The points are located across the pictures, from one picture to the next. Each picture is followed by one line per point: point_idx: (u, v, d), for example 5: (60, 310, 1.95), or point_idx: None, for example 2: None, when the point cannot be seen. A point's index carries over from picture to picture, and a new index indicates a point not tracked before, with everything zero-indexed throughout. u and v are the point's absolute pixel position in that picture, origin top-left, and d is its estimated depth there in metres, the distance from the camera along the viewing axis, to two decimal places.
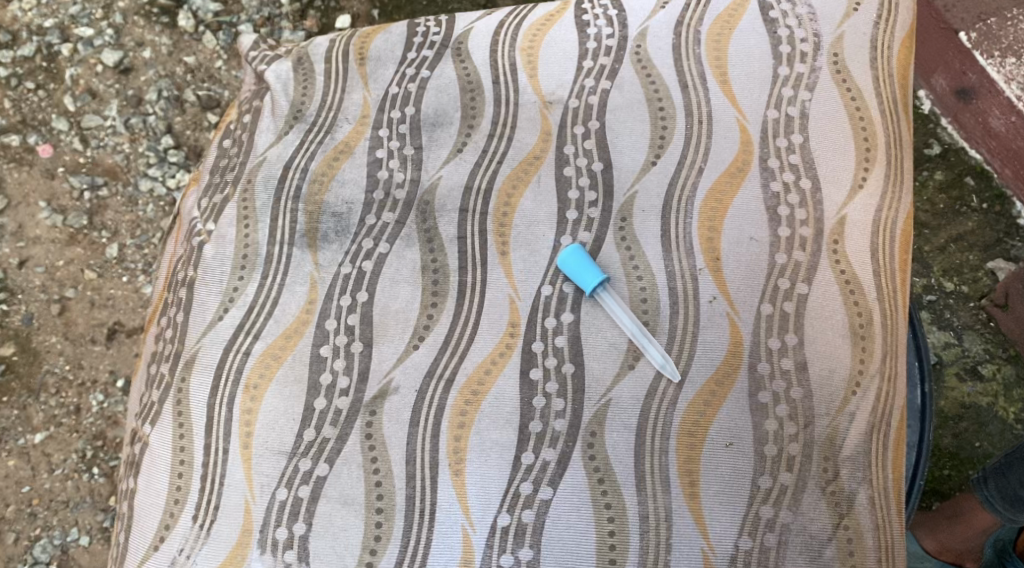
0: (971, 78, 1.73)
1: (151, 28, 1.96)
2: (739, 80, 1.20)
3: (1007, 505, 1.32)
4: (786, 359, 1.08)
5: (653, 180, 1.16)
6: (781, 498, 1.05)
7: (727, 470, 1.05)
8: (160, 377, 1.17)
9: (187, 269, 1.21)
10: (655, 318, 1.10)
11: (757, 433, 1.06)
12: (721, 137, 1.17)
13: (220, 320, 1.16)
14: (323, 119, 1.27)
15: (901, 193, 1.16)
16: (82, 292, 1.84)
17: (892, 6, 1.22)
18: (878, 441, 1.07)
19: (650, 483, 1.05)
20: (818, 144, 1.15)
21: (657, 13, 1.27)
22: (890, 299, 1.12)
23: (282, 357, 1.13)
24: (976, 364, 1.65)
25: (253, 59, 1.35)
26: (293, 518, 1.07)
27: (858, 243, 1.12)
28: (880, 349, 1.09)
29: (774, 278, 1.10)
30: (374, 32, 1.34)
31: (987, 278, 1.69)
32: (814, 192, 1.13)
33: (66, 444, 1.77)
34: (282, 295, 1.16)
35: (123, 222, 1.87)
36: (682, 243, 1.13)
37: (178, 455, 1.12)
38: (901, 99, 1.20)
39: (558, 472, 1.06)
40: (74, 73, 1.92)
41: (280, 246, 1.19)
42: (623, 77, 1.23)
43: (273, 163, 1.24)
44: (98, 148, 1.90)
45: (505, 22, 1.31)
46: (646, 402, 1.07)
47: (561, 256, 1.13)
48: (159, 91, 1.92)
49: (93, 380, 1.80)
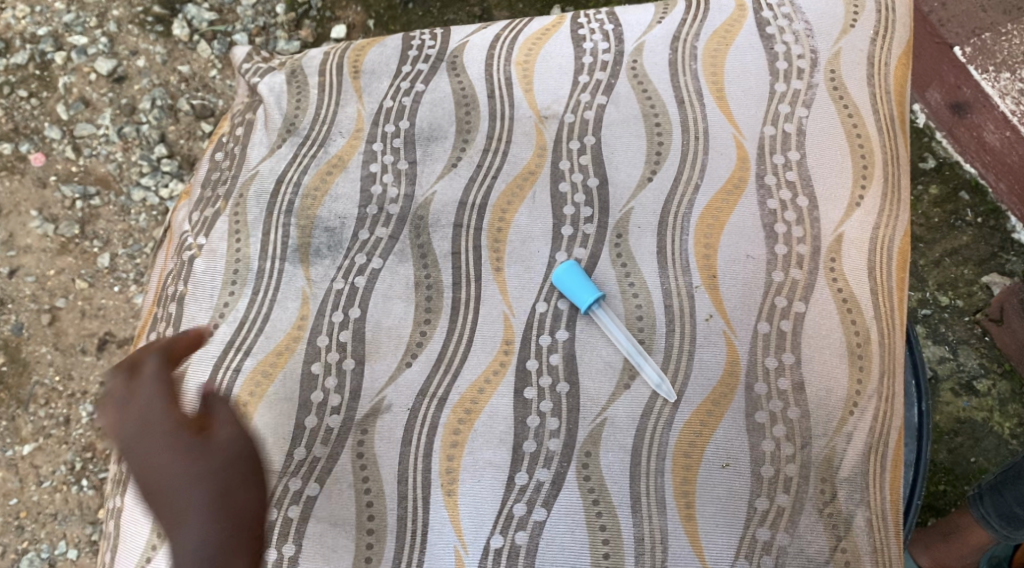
0: (965, 93, 1.71)
1: (145, 36, 1.94)
2: (735, 96, 1.19)
3: (1004, 522, 1.30)
4: (783, 379, 1.07)
5: (649, 196, 1.15)
6: (779, 520, 1.03)
7: (723, 492, 1.04)
8: None
9: (177, 283, 1.19)
10: (650, 337, 1.09)
11: (754, 453, 1.05)
12: (718, 153, 1.16)
13: (210, 335, 1.15)
14: (316, 133, 1.25)
15: (898, 211, 1.14)
16: (73, 301, 1.82)
17: (888, 24, 1.21)
18: (875, 462, 1.06)
19: (646, 504, 1.04)
20: (815, 161, 1.15)
21: (653, 28, 1.26)
22: (888, 319, 1.10)
23: (272, 374, 1.11)
24: (971, 379, 1.64)
25: (246, 70, 1.33)
26: (282, 539, 1.05)
27: (855, 261, 1.11)
28: (877, 369, 1.08)
29: (771, 295, 1.09)
30: (369, 45, 1.32)
31: (982, 292, 1.67)
32: (811, 209, 1.12)
33: (55, 456, 1.75)
34: (273, 311, 1.15)
35: (115, 231, 1.85)
36: (678, 260, 1.12)
37: None
38: (898, 117, 1.19)
39: (553, 493, 1.04)
40: (68, 81, 1.91)
41: (272, 261, 1.17)
42: (619, 93, 1.22)
43: (265, 177, 1.22)
44: (90, 157, 1.88)
45: (501, 36, 1.30)
46: (641, 422, 1.06)
47: (554, 277, 1.12)
48: (153, 100, 1.90)
49: (83, 391, 1.78)
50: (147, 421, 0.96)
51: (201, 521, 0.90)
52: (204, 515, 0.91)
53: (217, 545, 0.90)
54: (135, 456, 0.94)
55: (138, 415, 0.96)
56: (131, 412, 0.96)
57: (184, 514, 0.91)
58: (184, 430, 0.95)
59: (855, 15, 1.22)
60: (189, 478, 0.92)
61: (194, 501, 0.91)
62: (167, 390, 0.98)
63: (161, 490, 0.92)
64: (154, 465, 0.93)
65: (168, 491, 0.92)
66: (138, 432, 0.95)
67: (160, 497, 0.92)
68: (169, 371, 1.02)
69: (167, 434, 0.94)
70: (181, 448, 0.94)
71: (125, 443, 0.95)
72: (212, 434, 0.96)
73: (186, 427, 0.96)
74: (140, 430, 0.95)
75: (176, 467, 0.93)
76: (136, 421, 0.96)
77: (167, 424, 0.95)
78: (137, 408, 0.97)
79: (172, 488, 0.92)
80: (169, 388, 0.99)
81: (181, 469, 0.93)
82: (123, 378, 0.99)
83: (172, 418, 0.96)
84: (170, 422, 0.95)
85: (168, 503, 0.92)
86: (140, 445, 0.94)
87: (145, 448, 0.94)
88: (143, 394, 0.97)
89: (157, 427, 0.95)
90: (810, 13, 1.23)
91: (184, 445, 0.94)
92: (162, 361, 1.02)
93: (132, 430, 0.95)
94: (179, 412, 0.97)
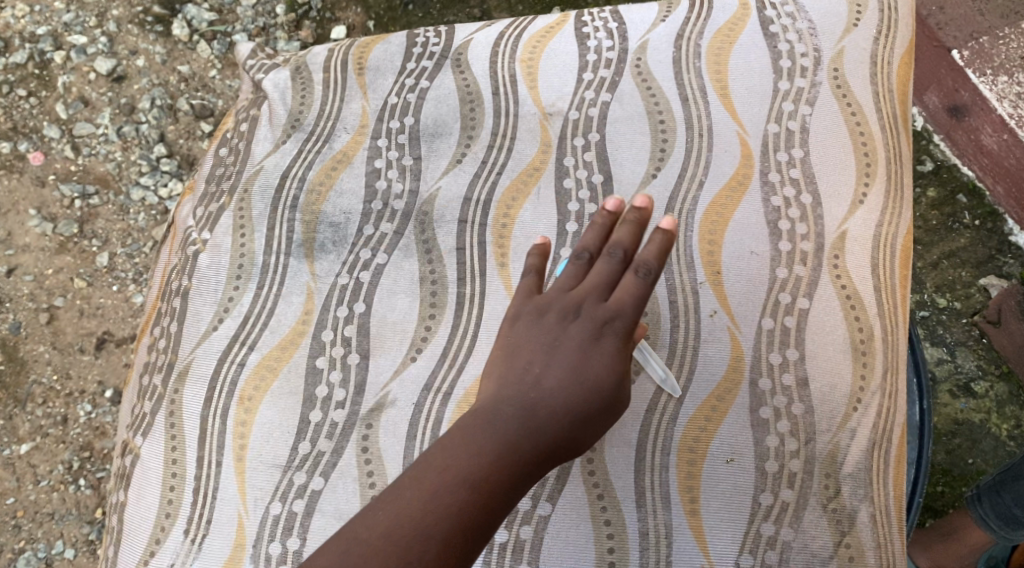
0: (963, 96, 1.69)
1: (145, 36, 1.94)
2: (739, 94, 1.20)
3: (1002, 523, 1.30)
4: (787, 374, 1.07)
5: (653, 192, 1.15)
6: (783, 515, 1.04)
7: (727, 487, 1.04)
8: (153, 388, 1.15)
9: (181, 278, 1.19)
10: (655, 333, 1.09)
11: (759, 449, 1.05)
12: (722, 150, 1.17)
13: (215, 330, 1.15)
14: (320, 129, 1.25)
15: (902, 208, 1.15)
16: (72, 300, 1.81)
17: (892, 23, 1.22)
18: (879, 457, 1.06)
19: (650, 499, 1.04)
20: (819, 159, 1.15)
21: (657, 27, 1.26)
22: (891, 316, 1.10)
23: (277, 368, 1.11)
24: (969, 381, 1.60)
25: (251, 67, 1.33)
26: (287, 533, 1.05)
27: (859, 258, 1.11)
28: (881, 366, 1.08)
29: (775, 292, 1.10)
30: (373, 42, 1.32)
31: (980, 294, 1.63)
32: (815, 206, 1.13)
33: (52, 455, 1.75)
34: (278, 305, 1.15)
35: (114, 230, 1.85)
36: (682, 257, 1.12)
37: (170, 467, 1.10)
38: (901, 115, 1.19)
39: (557, 488, 1.05)
40: (67, 80, 1.91)
41: (276, 256, 1.17)
42: (623, 90, 1.22)
43: (270, 172, 1.22)
44: (89, 156, 1.88)
45: (506, 33, 1.30)
46: (646, 417, 1.07)
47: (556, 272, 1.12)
48: (153, 100, 1.90)
49: (81, 390, 1.77)
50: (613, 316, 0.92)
51: (570, 426, 0.90)
52: (591, 423, 0.91)
53: (561, 449, 0.90)
54: (549, 354, 0.91)
55: (567, 328, 0.92)
56: (553, 316, 0.93)
57: (534, 411, 0.89)
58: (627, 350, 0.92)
59: (858, 14, 1.22)
60: (589, 390, 0.90)
61: (578, 413, 0.90)
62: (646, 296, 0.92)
63: (532, 391, 0.90)
64: (533, 360, 0.92)
65: (545, 390, 0.90)
66: (598, 343, 0.91)
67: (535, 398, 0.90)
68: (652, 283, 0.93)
69: (612, 355, 0.91)
70: (614, 364, 0.91)
71: (551, 344, 0.92)
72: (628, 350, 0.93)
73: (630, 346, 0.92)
74: (582, 344, 0.91)
75: (591, 380, 0.90)
76: (557, 324, 0.92)
77: (616, 337, 0.91)
78: (557, 308, 0.93)
79: (594, 399, 0.90)
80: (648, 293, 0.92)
81: (563, 373, 0.91)
82: (603, 284, 0.93)
83: (618, 325, 0.92)
84: (624, 331, 0.92)
85: (520, 398, 0.90)
86: (568, 349, 0.91)
87: (581, 359, 0.91)
88: (621, 309, 0.91)
89: (574, 333, 0.92)
90: (813, 12, 1.23)
91: (607, 357, 0.91)
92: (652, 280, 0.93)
93: (547, 321, 0.93)
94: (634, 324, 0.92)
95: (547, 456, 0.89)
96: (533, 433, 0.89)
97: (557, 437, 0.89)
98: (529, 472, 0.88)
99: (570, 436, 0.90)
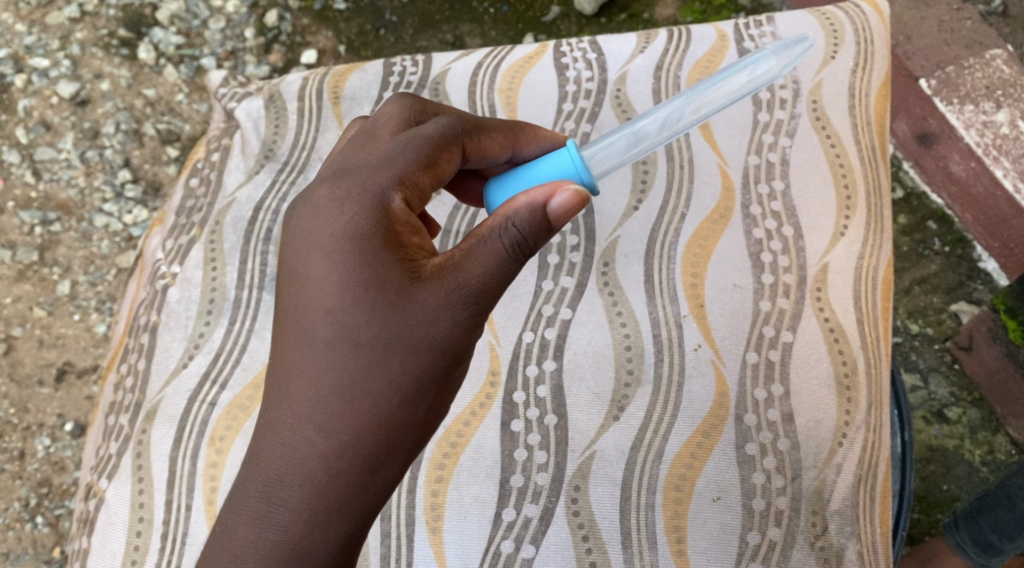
0: (931, 124, 1.63)
1: (110, 60, 1.89)
2: (720, 126, 1.19)
3: (979, 550, 1.24)
4: (773, 411, 1.05)
5: (635, 224, 1.14)
6: (770, 554, 1.02)
7: (715, 527, 1.03)
8: (119, 428, 1.11)
9: (149, 314, 1.16)
10: (639, 368, 1.08)
11: (745, 487, 1.04)
12: (703, 182, 1.16)
13: (185, 367, 1.11)
14: (295, 159, 1.22)
15: (883, 240, 1.14)
16: (31, 330, 1.76)
17: (868, 56, 1.21)
18: (865, 493, 1.05)
19: (636, 540, 1.03)
20: (799, 190, 1.14)
21: (636, 58, 1.25)
22: (874, 349, 1.09)
23: (249, 408, 1.08)
24: (942, 408, 1.58)
25: (223, 96, 1.31)
26: None
27: (841, 291, 1.10)
28: (866, 400, 1.07)
29: (759, 325, 1.08)
30: (349, 70, 1.30)
31: (951, 320, 1.61)
32: (796, 238, 1.12)
33: (9, 491, 1.68)
34: (250, 341, 1.11)
35: (76, 257, 1.79)
36: (666, 290, 1.10)
37: (137, 512, 1.06)
38: (879, 147, 1.19)
39: (541, 530, 1.03)
40: (28, 104, 1.86)
41: (249, 290, 1.14)
42: (603, 121, 1.21)
43: (242, 205, 1.19)
44: (51, 182, 1.82)
45: (484, 63, 1.28)
46: (631, 455, 1.05)
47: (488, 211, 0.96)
48: (117, 124, 1.85)
49: (40, 423, 1.71)
50: (336, 242, 0.87)
51: (338, 415, 0.87)
52: (362, 411, 0.87)
53: (341, 442, 0.87)
54: (297, 319, 0.88)
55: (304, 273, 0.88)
56: (292, 257, 0.89)
57: (292, 412, 0.87)
58: (397, 264, 0.87)
59: (836, 47, 1.22)
60: (351, 359, 0.87)
61: (341, 391, 0.87)
62: (415, 161, 0.90)
63: (290, 378, 0.88)
64: (287, 333, 0.89)
65: (301, 374, 0.88)
66: (328, 313, 0.87)
67: (272, 433, 0.88)
68: (490, 126, 0.96)
69: (353, 306, 0.87)
70: (362, 308, 0.86)
71: (296, 303, 0.89)
72: (453, 248, 0.88)
73: (399, 261, 0.87)
74: (310, 317, 0.88)
75: (332, 371, 0.87)
76: (295, 271, 0.89)
77: (352, 282, 0.87)
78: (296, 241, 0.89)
79: (349, 393, 0.87)
80: (419, 160, 0.90)
81: (315, 349, 0.87)
82: (336, 189, 0.89)
83: (358, 251, 0.87)
84: (368, 250, 0.87)
85: (281, 391, 0.88)
86: (313, 306, 0.88)
87: (324, 325, 0.87)
88: (354, 225, 0.87)
89: (313, 279, 0.88)
90: None
91: (341, 306, 0.87)
92: (453, 128, 0.93)
93: (288, 265, 0.89)
94: (394, 211, 0.88)
95: (318, 464, 0.87)
96: (299, 438, 0.87)
97: (323, 439, 0.87)
98: (308, 490, 0.86)
99: (340, 430, 0.86)
